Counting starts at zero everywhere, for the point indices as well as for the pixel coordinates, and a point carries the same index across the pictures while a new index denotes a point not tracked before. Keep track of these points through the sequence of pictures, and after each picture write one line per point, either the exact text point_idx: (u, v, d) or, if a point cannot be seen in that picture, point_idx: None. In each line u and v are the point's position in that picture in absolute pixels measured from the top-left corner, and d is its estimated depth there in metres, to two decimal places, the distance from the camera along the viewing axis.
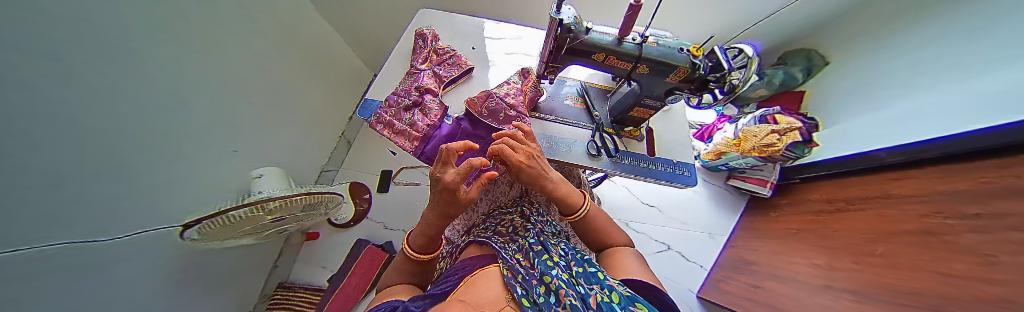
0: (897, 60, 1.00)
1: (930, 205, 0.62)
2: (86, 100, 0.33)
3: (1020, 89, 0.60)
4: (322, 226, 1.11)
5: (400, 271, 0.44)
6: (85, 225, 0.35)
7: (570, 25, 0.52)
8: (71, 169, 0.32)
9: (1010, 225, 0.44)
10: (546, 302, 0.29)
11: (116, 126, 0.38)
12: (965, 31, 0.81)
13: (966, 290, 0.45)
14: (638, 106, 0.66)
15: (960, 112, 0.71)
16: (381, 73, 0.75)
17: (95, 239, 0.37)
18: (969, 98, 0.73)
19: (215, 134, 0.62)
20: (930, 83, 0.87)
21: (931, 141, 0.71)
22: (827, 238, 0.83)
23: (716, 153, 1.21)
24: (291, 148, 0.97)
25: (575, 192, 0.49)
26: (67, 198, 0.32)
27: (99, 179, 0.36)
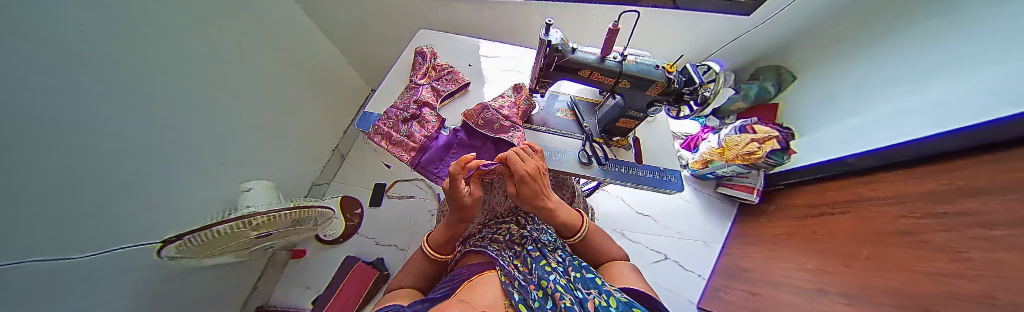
0: (841, 74, 1.11)
1: (903, 207, 0.66)
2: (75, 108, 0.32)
3: (970, 97, 0.66)
4: (310, 243, 1.07)
5: (414, 272, 0.44)
6: (58, 241, 0.33)
7: (557, 45, 0.56)
8: (43, 182, 0.30)
9: (977, 223, 0.47)
10: (543, 307, 0.29)
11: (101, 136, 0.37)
12: (900, 46, 0.91)
13: (948, 287, 0.47)
14: (623, 117, 0.69)
15: (917, 118, 0.78)
16: (381, 87, 0.78)
17: (64, 256, 0.35)
18: (921, 104, 0.80)
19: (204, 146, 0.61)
20: (878, 91, 0.96)
21: (899, 146, 0.75)
22: (815, 242, 0.85)
23: (703, 162, 1.28)
24: (282, 162, 0.96)
25: (573, 214, 0.47)
26: (41, 210, 0.30)
27: (77, 191, 0.34)
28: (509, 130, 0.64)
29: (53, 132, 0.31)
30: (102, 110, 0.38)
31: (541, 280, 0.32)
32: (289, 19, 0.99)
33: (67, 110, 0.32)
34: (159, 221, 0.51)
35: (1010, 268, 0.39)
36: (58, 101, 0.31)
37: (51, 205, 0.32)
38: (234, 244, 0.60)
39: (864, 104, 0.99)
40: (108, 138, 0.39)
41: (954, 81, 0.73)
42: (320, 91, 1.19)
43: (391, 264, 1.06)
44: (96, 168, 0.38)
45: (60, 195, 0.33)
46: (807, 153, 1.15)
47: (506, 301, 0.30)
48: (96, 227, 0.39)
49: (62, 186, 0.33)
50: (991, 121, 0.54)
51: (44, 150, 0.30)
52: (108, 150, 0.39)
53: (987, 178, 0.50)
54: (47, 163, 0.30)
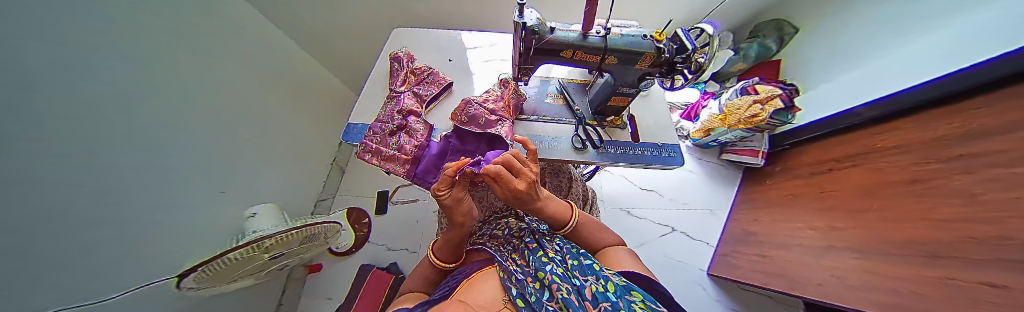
0: (853, 17, 1.02)
1: (916, 153, 0.63)
2: (65, 158, 0.32)
3: (986, 30, 0.61)
4: (324, 257, 1.10)
5: (423, 275, 0.44)
6: (80, 287, 0.34)
7: (533, 27, 0.53)
8: (54, 239, 0.31)
9: (991, 163, 0.46)
10: (539, 300, 0.28)
11: (96, 181, 0.37)
12: None
13: (963, 231, 0.46)
14: (614, 95, 0.66)
15: (939, 57, 0.71)
16: (361, 97, 0.76)
17: (95, 300, 0.36)
18: (932, 45, 0.75)
19: (201, 177, 0.61)
20: (887, 35, 0.90)
21: (917, 90, 0.70)
22: (822, 198, 0.85)
23: (704, 131, 1.25)
24: (283, 182, 0.97)
25: (564, 206, 0.45)
26: (55, 262, 0.31)
27: (83, 239, 0.35)
28: (495, 124, 0.61)
29: (55, 183, 0.31)
30: (99, 154, 0.38)
31: (537, 272, 0.32)
32: (262, 34, 0.95)
33: (65, 160, 0.32)
34: (175, 254, 0.52)
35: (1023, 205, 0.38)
36: (53, 152, 0.31)
37: (66, 254, 0.32)
38: (248, 268, 0.61)
39: (881, 48, 0.91)
40: (110, 180, 0.40)
41: (972, 11, 0.66)
42: (309, 106, 1.17)
43: (404, 267, 1.09)
44: (103, 212, 0.38)
45: (76, 244, 0.34)
46: (818, 108, 1.09)
47: (503, 297, 0.30)
48: (115, 272, 0.40)
49: (75, 233, 0.34)
50: (1015, 52, 0.49)
51: (53, 201, 0.31)
52: (112, 193, 0.40)
53: (1003, 114, 0.47)
54: (51, 214, 0.30)
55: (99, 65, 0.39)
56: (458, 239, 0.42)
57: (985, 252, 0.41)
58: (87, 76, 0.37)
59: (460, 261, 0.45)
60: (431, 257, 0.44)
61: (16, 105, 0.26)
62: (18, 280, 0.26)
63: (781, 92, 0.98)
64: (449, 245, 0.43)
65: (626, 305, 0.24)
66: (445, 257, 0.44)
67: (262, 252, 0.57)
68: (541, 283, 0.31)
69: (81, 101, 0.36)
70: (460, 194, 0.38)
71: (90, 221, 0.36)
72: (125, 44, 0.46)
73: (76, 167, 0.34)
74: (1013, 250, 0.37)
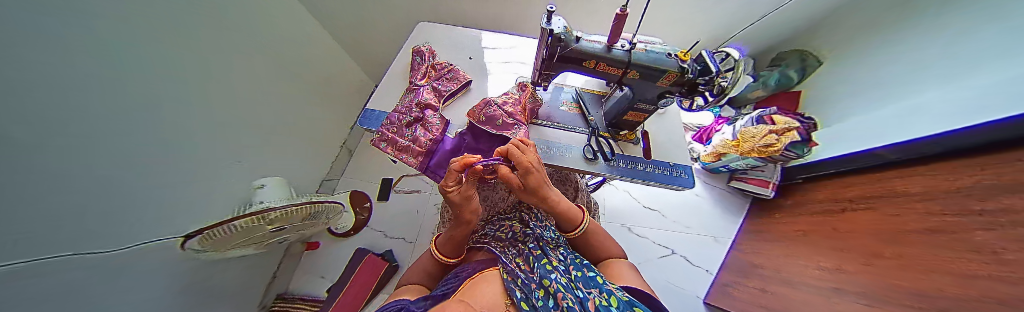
0: (881, 51, 0.98)
1: (939, 202, 0.61)
2: (89, 111, 0.33)
3: (1005, 84, 0.60)
4: (323, 236, 1.11)
5: (423, 269, 0.45)
6: (90, 236, 0.35)
7: (560, 34, 0.53)
8: (73, 188, 0.32)
9: (1017, 221, 0.44)
10: (545, 305, 0.29)
11: (116, 136, 0.38)
12: (936, 28, 0.82)
13: (980, 290, 0.44)
14: (631, 110, 0.66)
15: (963, 106, 0.69)
16: (382, 86, 0.78)
17: (97, 250, 0.37)
18: (953, 94, 0.73)
19: (217, 144, 0.63)
20: (912, 78, 0.87)
21: (949, 135, 0.66)
22: (835, 238, 0.81)
23: (716, 155, 1.21)
24: (295, 158, 0.99)
25: (574, 208, 0.45)
26: (70, 209, 0.32)
27: (98, 190, 0.36)
28: (511, 128, 0.64)
29: (75, 137, 0.32)
30: (119, 112, 0.39)
31: (542, 279, 0.32)
32: (288, 14, 0.98)
33: (85, 115, 0.33)
34: (184, 217, 0.54)
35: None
36: (77, 108, 0.32)
37: (76, 207, 0.33)
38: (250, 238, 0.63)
39: (913, 87, 0.86)
40: (131, 139, 0.41)
41: (1005, 58, 0.63)
42: (326, 88, 1.20)
43: (400, 256, 1.09)
44: (119, 169, 0.39)
45: (91, 195, 0.35)
46: (842, 143, 1.04)
47: (507, 300, 0.31)
48: (125, 226, 0.41)
49: (95, 183, 0.35)
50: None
51: (76, 150, 0.32)
52: (130, 150, 0.41)
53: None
54: (74, 166, 0.31)
55: (121, 22, 0.40)
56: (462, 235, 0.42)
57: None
58: (109, 35, 0.38)
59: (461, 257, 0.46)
60: (435, 252, 0.44)
61: (41, 58, 0.27)
62: (36, 223, 0.27)
63: (798, 125, 0.95)
64: (452, 241, 0.43)
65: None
66: (447, 251, 0.44)
67: (269, 223, 0.59)
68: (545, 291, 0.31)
69: (103, 59, 0.36)
70: (470, 189, 0.38)
71: (108, 176, 0.37)
72: (153, 10, 0.47)
73: (96, 124, 0.35)
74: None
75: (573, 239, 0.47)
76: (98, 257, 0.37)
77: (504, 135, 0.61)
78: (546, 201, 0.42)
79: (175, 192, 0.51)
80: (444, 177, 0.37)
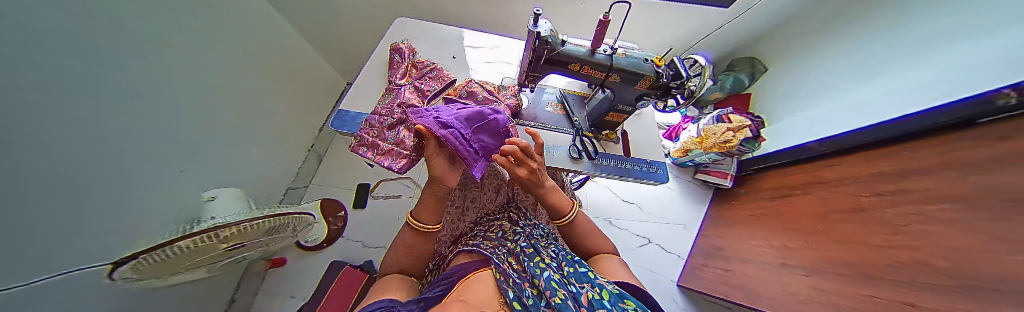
0: (841, 52, 1.08)
1: (856, 187, 0.75)
2: (30, 118, 0.28)
3: (946, 81, 0.71)
4: (290, 251, 1.01)
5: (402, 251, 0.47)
6: (27, 271, 0.29)
7: (546, 37, 0.55)
8: (13, 213, 0.27)
9: (914, 200, 0.60)
10: (534, 304, 0.29)
11: (56, 147, 0.32)
12: (877, 32, 0.96)
13: (899, 259, 0.57)
14: (612, 111, 0.71)
15: (900, 101, 0.81)
16: (356, 85, 0.73)
17: (27, 281, 0.29)
18: (892, 91, 0.86)
19: (170, 153, 0.54)
20: (853, 80, 1.01)
21: (900, 122, 0.73)
22: (781, 220, 0.93)
23: (683, 150, 1.31)
24: (258, 166, 0.89)
25: (565, 198, 0.50)
26: (9, 240, 0.27)
27: (34, 216, 0.30)
28: (494, 104, 0.65)
29: (22, 160, 0.27)
30: (61, 123, 0.33)
31: (535, 278, 0.32)
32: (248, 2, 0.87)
33: (28, 123, 0.28)
34: (136, 239, 0.46)
35: (982, 250, 0.44)
36: (20, 124, 0.27)
37: (18, 235, 0.28)
38: (196, 260, 0.54)
39: (862, 84, 0.97)
40: (71, 156, 0.35)
41: (963, 51, 0.71)
42: (289, 86, 1.07)
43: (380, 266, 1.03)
44: (61, 186, 0.33)
45: (30, 223, 0.29)
46: (786, 138, 1.18)
47: (500, 299, 0.31)
48: (58, 254, 0.34)
49: (31, 208, 0.29)
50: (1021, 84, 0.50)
51: (18, 166, 0.27)
52: (73, 163, 0.34)
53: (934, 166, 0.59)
54: (12, 194, 0.26)
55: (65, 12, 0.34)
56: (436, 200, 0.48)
57: (947, 284, 0.47)
58: (59, 29, 0.32)
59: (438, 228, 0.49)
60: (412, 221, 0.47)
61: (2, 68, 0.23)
62: None
63: (749, 123, 1.10)
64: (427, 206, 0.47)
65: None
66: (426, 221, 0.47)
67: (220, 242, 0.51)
68: (537, 290, 0.31)
69: (52, 62, 0.31)
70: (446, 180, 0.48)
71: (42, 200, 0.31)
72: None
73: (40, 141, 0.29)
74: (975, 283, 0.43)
75: (560, 229, 0.50)
76: (33, 302, 0.30)
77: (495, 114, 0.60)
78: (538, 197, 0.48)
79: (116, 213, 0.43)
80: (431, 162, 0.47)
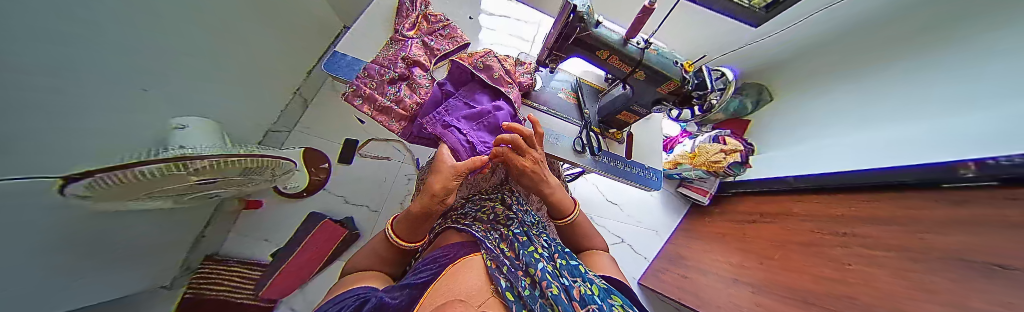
0: (844, 94, 1.11)
1: (818, 224, 0.83)
2: (54, 14, 0.26)
3: (927, 142, 0.76)
4: (267, 194, 0.97)
5: (373, 254, 0.43)
6: (29, 172, 0.27)
7: (582, 13, 0.51)
8: (21, 112, 0.25)
9: (863, 243, 0.67)
10: (532, 295, 0.28)
11: (63, 47, 0.29)
12: (878, 81, 0.99)
13: (839, 292, 0.63)
14: (625, 110, 0.69)
15: (879, 153, 0.87)
16: (357, 25, 0.66)
17: (30, 175, 0.27)
18: (877, 143, 0.91)
19: (172, 75, 0.50)
20: (845, 126, 1.06)
21: (871, 172, 0.80)
22: (743, 241, 1.02)
23: (672, 163, 1.32)
24: (250, 102, 0.83)
25: (567, 198, 0.52)
26: (15, 139, 0.25)
27: (36, 117, 0.27)
28: (507, 84, 0.61)
29: (35, 58, 0.25)
30: (85, 28, 0.31)
31: (530, 267, 0.32)
32: None
33: (47, 17, 0.25)
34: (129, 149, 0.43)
35: (910, 294, 0.51)
36: (42, 20, 0.25)
37: (22, 133, 0.26)
38: (166, 189, 0.49)
39: (853, 132, 1.02)
40: (82, 63, 0.32)
41: (954, 116, 0.75)
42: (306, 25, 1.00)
43: (361, 223, 1.04)
44: (61, 90, 0.30)
45: (29, 125, 0.27)
46: (768, 168, 1.25)
47: (490, 286, 0.31)
48: (54, 156, 0.31)
49: (36, 109, 0.27)
50: (987, 158, 0.55)
51: (29, 64, 0.25)
52: (76, 68, 0.32)
53: (897, 217, 0.65)
54: (21, 92, 0.24)
55: None
56: (423, 213, 0.41)
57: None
58: None
59: (417, 242, 0.45)
60: (390, 233, 0.43)
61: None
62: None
63: (741, 148, 1.15)
64: (409, 224, 0.42)
65: (609, 308, 0.27)
66: (406, 236, 0.43)
67: (191, 174, 0.47)
68: (531, 278, 0.31)
69: None
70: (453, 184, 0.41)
71: (53, 105, 0.29)
72: None
73: (57, 47, 0.28)
74: None
75: (561, 229, 0.53)
76: (24, 206, 0.29)
77: (499, 88, 0.59)
78: (540, 193, 0.51)
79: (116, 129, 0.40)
80: (456, 166, 0.42)
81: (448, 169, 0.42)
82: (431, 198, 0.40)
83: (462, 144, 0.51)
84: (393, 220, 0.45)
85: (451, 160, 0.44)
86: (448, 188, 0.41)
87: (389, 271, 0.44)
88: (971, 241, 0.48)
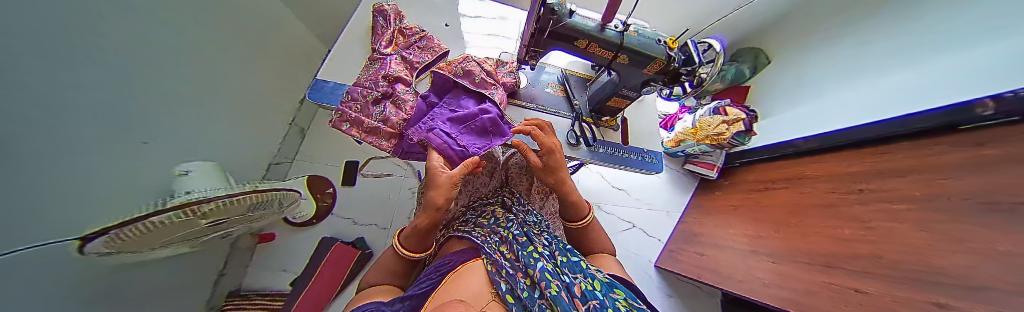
0: (846, 47, 1.07)
1: (832, 183, 0.80)
2: (40, 80, 0.27)
3: (936, 84, 0.73)
4: (278, 226, 0.99)
5: (383, 269, 0.43)
6: (36, 237, 0.28)
7: (553, 5, 0.50)
8: (21, 178, 0.26)
9: (881, 198, 0.65)
10: (530, 296, 0.28)
11: (61, 110, 0.30)
12: (883, 26, 0.94)
13: (863, 251, 0.61)
14: (615, 96, 0.68)
15: (889, 100, 0.84)
16: (336, 50, 0.66)
17: (42, 241, 0.29)
18: (884, 91, 0.87)
19: (172, 124, 0.52)
20: (847, 79, 1.03)
21: (881, 124, 0.76)
22: (757, 211, 0.99)
23: (676, 141, 1.31)
24: (249, 138, 0.84)
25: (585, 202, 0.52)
26: (15, 207, 0.25)
27: (40, 180, 0.28)
28: (489, 85, 0.60)
29: (31, 123, 0.26)
30: (73, 101, 0.32)
31: (528, 268, 0.32)
32: None
33: (33, 81, 0.26)
34: (139, 200, 0.44)
35: (937, 244, 0.49)
36: (26, 86, 0.25)
37: (26, 198, 0.27)
38: (179, 236, 0.50)
39: (854, 83, 0.99)
40: (74, 123, 0.33)
41: (964, 51, 0.71)
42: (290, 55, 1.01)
43: (372, 241, 1.05)
44: (62, 153, 0.31)
45: (35, 190, 0.28)
46: (774, 134, 1.22)
47: (491, 290, 0.31)
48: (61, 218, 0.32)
49: (37, 173, 0.28)
50: (1006, 93, 0.52)
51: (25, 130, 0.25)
52: (72, 129, 0.32)
53: (914, 167, 0.62)
54: (21, 160, 0.25)
55: None
56: (430, 225, 0.42)
57: (912, 274, 0.51)
58: None
59: (427, 251, 0.45)
60: (396, 245, 0.43)
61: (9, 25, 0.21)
62: None
63: (744, 117, 1.11)
64: (416, 235, 0.42)
65: (611, 303, 0.26)
66: (412, 247, 0.43)
67: (201, 217, 0.48)
68: (531, 279, 0.31)
69: (65, 25, 0.30)
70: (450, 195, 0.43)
71: (55, 168, 0.30)
72: None
73: (46, 102, 0.28)
74: (927, 276, 0.48)
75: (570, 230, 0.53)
76: (40, 270, 0.30)
77: (483, 91, 0.59)
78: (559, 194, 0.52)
79: (116, 183, 0.41)
80: (445, 177, 0.43)
81: (444, 179, 0.43)
82: (435, 211, 0.41)
83: (449, 151, 0.50)
84: (400, 233, 0.45)
85: (445, 171, 0.45)
86: (450, 201, 0.42)
87: (402, 284, 0.43)
88: (992, 180, 0.46)
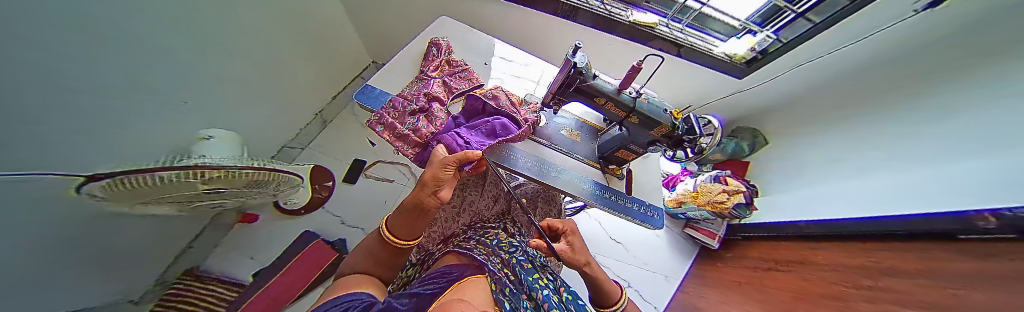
0: None
1: (839, 275, 0.78)
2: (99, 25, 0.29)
3: (918, 188, 0.77)
4: (264, 209, 0.97)
5: (368, 255, 0.44)
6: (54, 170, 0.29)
7: (581, 68, 0.58)
8: (49, 109, 0.27)
9: (892, 300, 0.62)
10: None
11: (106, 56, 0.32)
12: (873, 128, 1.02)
13: None
14: (623, 148, 0.73)
15: (879, 196, 0.86)
16: (389, 65, 0.76)
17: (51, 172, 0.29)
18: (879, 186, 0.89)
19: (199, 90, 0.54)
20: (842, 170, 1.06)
21: (878, 219, 0.78)
22: (763, 293, 0.94)
23: (677, 201, 1.30)
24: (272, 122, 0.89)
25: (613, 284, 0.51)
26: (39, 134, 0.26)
27: (65, 115, 0.29)
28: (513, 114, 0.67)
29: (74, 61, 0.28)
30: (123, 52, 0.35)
31: (532, 292, 0.36)
32: None
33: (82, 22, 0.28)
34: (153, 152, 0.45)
35: None
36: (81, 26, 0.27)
37: (51, 129, 0.28)
38: (176, 195, 0.50)
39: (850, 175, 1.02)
40: (108, 68, 0.34)
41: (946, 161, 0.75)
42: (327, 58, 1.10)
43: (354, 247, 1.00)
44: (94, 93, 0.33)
45: (59, 123, 0.29)
46: (775, 212, 1.22)
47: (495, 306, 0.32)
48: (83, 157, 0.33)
49: (65, 106, 0.29)
50: (1001, 209, 0.53)
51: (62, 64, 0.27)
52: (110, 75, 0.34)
53: (921, 272, 0.61)
54: (49, 91, 0.26)
55: None
56: (413, 205, 0.43)
57: None
58: None
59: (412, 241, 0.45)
60: (384, 230, 0.43)
61: None
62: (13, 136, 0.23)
63: (744, 190, 1.15)
64: (405, 220, 0.43)
65: None
66: (400, 234, 0.43)
67: (205, 182, 0.48)
68: (534, 302, 0.35)
69: None
70: (443, 177, 0.44)
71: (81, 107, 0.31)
72: None
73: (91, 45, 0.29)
74: None
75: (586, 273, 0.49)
76: (45, 203, 0.30)
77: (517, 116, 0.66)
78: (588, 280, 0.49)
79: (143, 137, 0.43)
80: (444, 158, 0.45)
81: (440, 161, 0.46)
82: (423, 189, 0.43)
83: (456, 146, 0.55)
84: (387, 220, 0.46)
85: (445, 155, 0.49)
86: (439, 177, 0.44)
87: (379, 274, 0.43)
88: (998, 298, 0.45)
